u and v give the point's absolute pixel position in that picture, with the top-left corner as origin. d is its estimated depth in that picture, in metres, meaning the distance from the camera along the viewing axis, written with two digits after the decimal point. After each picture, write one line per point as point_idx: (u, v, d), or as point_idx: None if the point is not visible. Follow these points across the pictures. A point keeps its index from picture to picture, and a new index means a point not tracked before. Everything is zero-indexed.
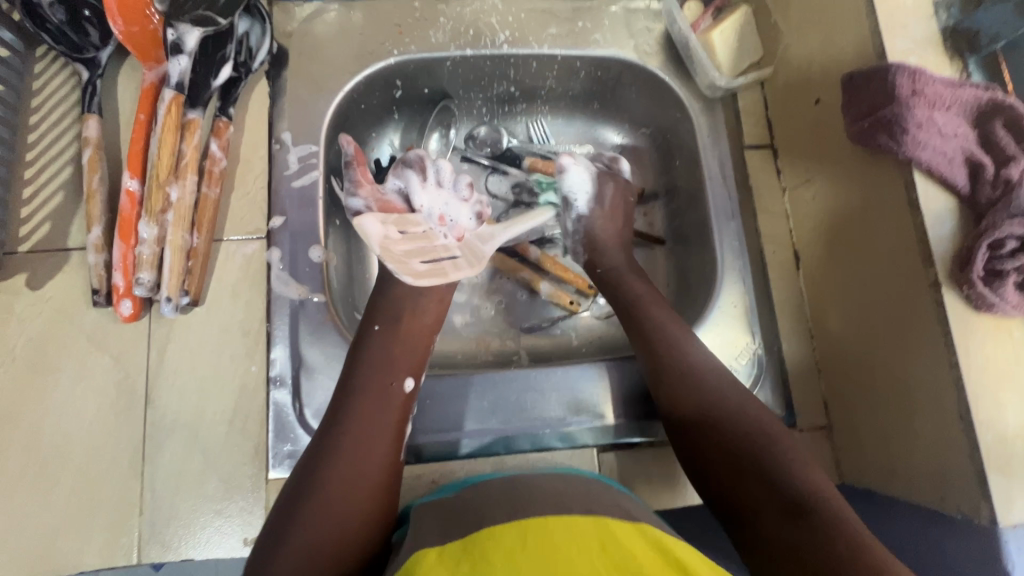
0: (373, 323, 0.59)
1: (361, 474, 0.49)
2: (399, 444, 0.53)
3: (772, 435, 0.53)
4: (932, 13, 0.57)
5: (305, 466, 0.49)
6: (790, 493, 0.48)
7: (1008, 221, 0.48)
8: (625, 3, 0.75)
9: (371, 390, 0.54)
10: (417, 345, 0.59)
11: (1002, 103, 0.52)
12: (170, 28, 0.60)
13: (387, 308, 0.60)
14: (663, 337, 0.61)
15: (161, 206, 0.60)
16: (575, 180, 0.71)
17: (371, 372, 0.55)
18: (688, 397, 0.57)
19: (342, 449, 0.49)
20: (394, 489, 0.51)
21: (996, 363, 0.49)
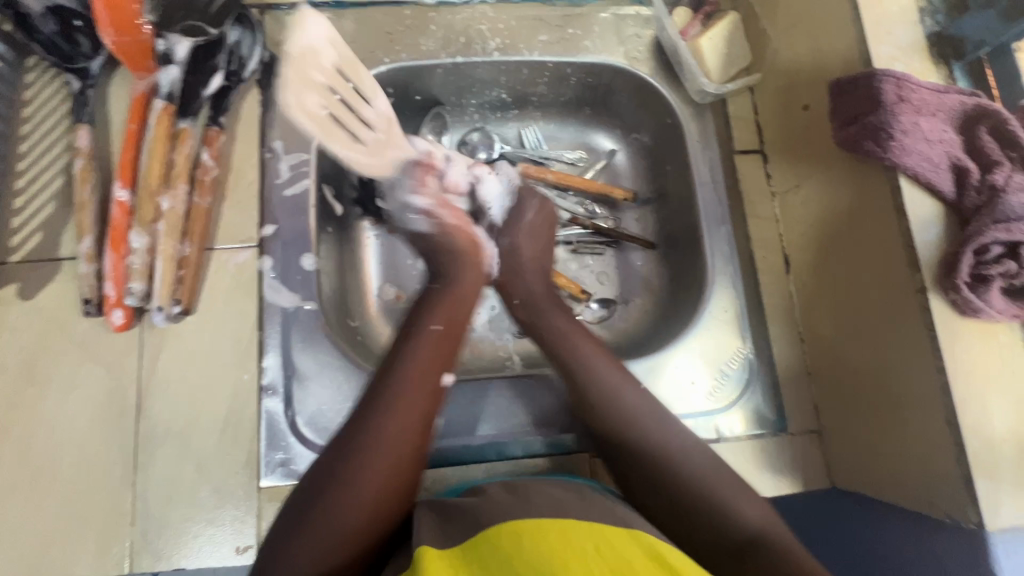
0: (431, 322, 0.56)
1: (397, 467, 0.48)
2: (432, 435, 0.53)
3: (709, 474, 0.53)
4: (917, 20, 0.57)
5: (336, 451, 0.48)
6: (740, 536, 0.50)
7: (993, 228, 0.48)
8: (615, 10, 0.76)
9: (415, 379, 0.51)
10: (457, 341, 0.57)
11: (986, 109, 0.53)
12: (161, 38, 0.62)
13: (440, 308, 0.57)
14: (601, 397, 0.58)
15: (153, 216, 0.60)
16: (490, 189, 0.69)
17: (416, 366, 0.52)
18: (627, 445, 0.56)
19: (380, 440, 0.48)
20: (421, 476, 0.51)
21: (982, 369, 0.50)
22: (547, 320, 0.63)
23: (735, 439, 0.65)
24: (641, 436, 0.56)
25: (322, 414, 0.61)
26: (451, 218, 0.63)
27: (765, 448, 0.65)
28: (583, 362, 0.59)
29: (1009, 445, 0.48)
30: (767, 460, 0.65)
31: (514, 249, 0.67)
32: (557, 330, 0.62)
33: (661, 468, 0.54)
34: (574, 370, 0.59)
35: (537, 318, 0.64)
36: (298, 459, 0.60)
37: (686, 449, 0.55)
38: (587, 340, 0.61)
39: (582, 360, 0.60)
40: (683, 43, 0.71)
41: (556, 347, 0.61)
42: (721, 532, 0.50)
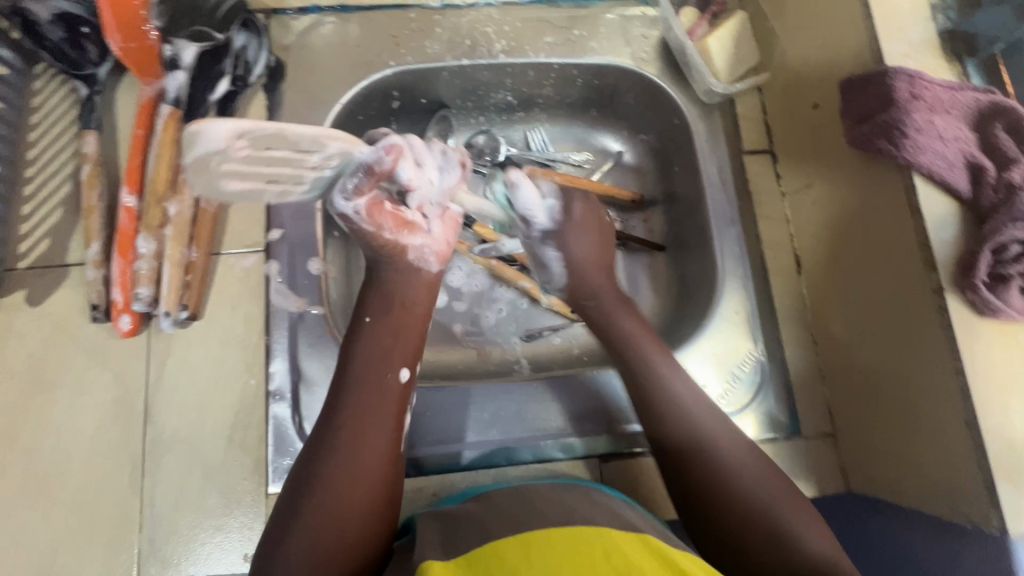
0: (363, 315, 0.56)
1: (361, 469, 0.48)
2: (399, 433, 0.52)
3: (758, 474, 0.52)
4: (930, 16, 0.56)
5: (301, 465, 0.49)
6: (801, 553, 0.46)
7: (1010, 225, 0.47)
8: (621, 11, 0.75)
9: (365, 382, 0.52)
10: (413, 333, 0.57)
11: (1002, 105, 0.52)
12: (168, 43, 0.62)
13: (378, 300, 0.57)
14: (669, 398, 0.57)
15: (160, 221, 0.60)
16: (530, 197, 0.62)
17: (362, 364, 0.53)
18: (692, 457, 0.54)
19: (337, 443, 0.48)
20: (395, 479, 0.50)
21: (1004, 370, 0.48)
22: (618, 327, 0.63)
23: None
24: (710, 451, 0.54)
25: None
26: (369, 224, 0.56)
27: (777, 452, 0.64)
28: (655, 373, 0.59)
29: None
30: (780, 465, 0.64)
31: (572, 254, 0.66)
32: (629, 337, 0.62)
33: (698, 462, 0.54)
34: (649, 381, 0.59)
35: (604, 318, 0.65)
36: None
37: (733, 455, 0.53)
38: (649, 336, 0.62)
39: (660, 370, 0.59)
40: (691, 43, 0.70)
41: (631, 360, 0.61)
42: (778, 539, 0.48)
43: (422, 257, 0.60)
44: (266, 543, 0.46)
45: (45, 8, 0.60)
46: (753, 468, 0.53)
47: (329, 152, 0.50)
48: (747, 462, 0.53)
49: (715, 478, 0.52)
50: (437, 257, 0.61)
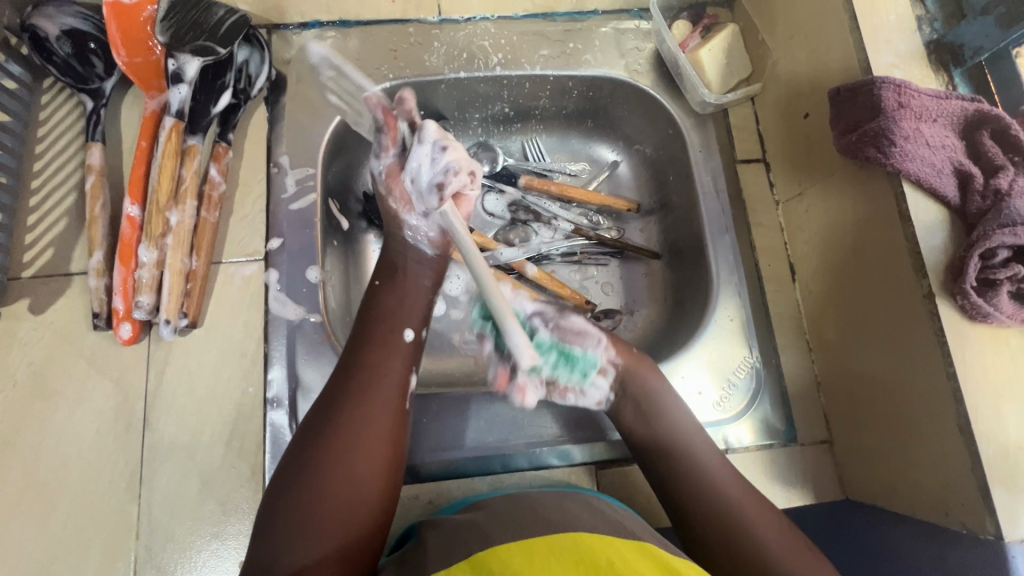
0: (373, 280, 0.59)
1: (372, 428, 0.49)
2: (406, 395, 0.53)
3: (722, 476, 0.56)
4: (915, 28, 0.58)
5: (310, 421, 0.50)
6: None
7: (999, 231, 0.48)
8: (616, 24, 0.77)
9: (375, 342, 0.54)
10: (423, 301, 0.59)
11: (987, 113, 0.53)
12: (172, 58, 0.63)
13: (385, 268, 0.60)
14: (682, 441, 0.59)
15: (161, 230, 0.61)
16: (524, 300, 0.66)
17: (374, 327, 0.55)
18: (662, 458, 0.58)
19: (348, 402, 0.50)
20: (401, 439, 0.51)
21: (994, 375, 0.49)
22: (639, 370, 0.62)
23: (743, 450, 0.64)
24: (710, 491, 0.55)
25: None
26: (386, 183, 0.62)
27: (774, 460, 0.64)
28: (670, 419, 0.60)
29: None
30: (777, 473, 0.64)
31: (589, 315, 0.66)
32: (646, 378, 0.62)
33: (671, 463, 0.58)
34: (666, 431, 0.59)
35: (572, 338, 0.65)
36: None
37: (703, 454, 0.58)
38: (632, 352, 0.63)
39: (671, 417, 0.60)
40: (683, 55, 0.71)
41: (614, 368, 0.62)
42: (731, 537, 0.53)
43: (417, 235, 0.61)
44: (269, 496, 0.47)
45: (54, 25, 0.62)
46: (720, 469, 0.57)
47: (371, 103, 0.63)
48: (734, 485, 0.56)
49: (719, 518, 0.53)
50: (431, 241, 0.61)
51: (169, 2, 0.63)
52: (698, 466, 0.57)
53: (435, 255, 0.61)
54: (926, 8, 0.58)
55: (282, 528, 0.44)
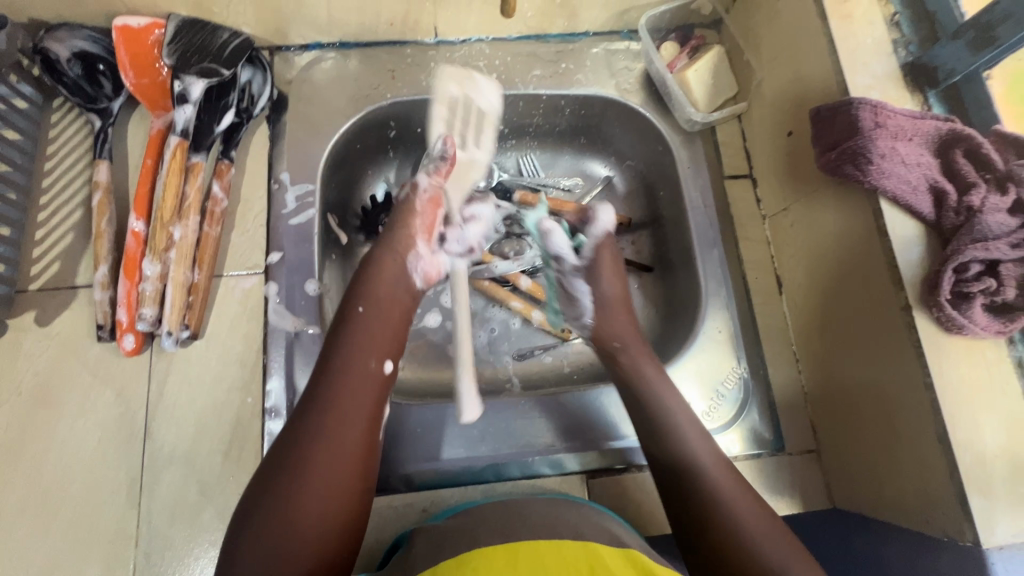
0: (356, 304, 0.58)
1: (341, 455, 0.49)
2: (377, 423, 0.53)
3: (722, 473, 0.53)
4: (891, 51, 0.60)
5: (280, 445, 0.50)
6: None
7: (971, 246, 0.50)
8: (606, 45, 0.79)
9: (349, 368, 0.54)
10: (398, 328, 0.59)
11: (960, 133, 0.55)
12: (178, 80, 0.65)
13: (369, 290, 0.59)
14: (682, 459, 0.55)
15: (164, 245, 0.63)
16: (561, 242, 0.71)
17: (350, 353, 0.55)
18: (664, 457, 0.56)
19: (319, 426, 0.49)
20: (371, 465, 0.51)
21: (971, 385, 0.50)
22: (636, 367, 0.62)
23: (733, 459, 0.65)
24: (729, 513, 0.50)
25: None
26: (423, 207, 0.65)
27: (762, 469, 0.65)
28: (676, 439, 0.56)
29: (1000, 461, 0.49)
30: (765, 482, 0.65)
31: (601, 292, 0.68)
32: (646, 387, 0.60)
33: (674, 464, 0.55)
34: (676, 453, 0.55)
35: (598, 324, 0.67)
36: None
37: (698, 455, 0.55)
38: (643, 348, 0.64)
39: (675, 439, 0.56)
40: (670, 76, 0.74)
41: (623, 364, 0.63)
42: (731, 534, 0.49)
43: (417, 262, 0.64)
44: (240, 517, 0.47)
45: (65, 47, 0.65)
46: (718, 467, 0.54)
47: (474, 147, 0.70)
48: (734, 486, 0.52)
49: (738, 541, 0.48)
50: (425, 277, 0.65)
51: (175, 26, 0.66)
52: (709, 487, 0.52)
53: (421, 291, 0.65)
54: (901, 32, 0.61)
55: (246, 555, 0.45)
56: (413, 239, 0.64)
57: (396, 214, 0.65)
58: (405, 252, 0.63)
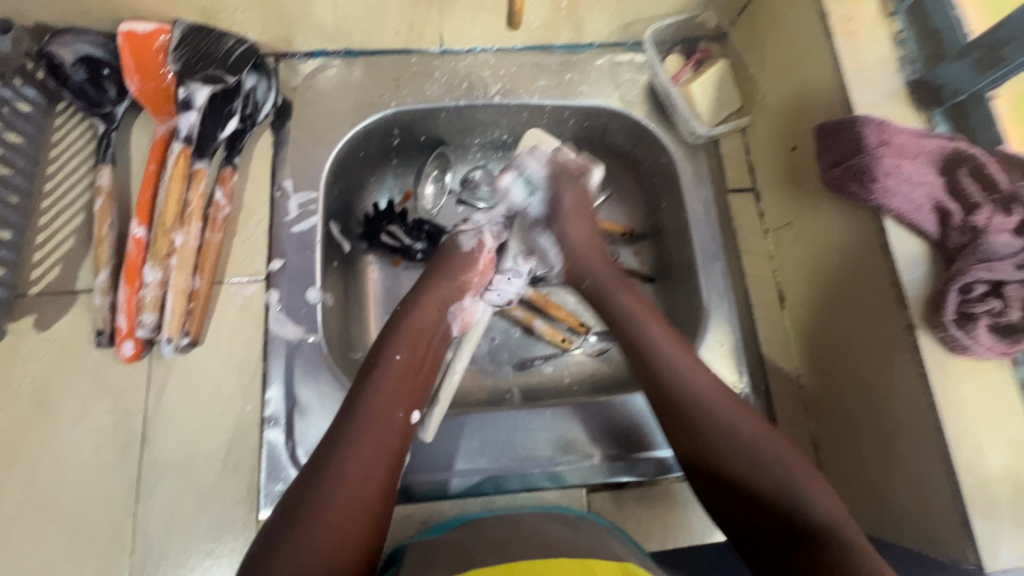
0: (395, 352, 0.58)
1: (362, 503, 0.48)
2: (396, 473, 0.53)
3: (769, 443, 0.52)
4: (896, 69, 0.60)
5: (299, 487, 0.49)
6: (807, 522, 0.47)
7: (976, 267, 0.50)
8: (611, 56, 0.79)
9: (380, 416, 0.53)
10: (427, 377, 0.60)
11: (965, 152, 0.54)
12: (182, 87, 0.65)
13: (405, 337, 0.60)
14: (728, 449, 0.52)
15: (166, 251, 0.63)
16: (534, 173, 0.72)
17: (377, 400, 0.54)
18: (693, 428, 0.54)
19: (343, 473, 0.49)
20: (387, 514, 0.51)
21: (974, 405, 0.50)
22: (614, 301, 0.65)
23: None
24: (740, 451, 0.52)
25: None
26: (484, 261, 0.68)
27: None
28: (661, 358, 0.58)
29: (1004, 483, 0.48)
30: None
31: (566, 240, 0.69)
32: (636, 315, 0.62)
33: (714, 445, 0.53)
34: (660, 368, 0.58)
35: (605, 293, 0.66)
36: None
37: (746, 431, 0.53)
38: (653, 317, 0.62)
39: (710, 415, 0.54)
40: (654, 58, 0.76)
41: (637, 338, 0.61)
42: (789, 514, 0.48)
43: (458, 309, 0.66)
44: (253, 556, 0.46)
45: (69, 52, 0.64)
46: (762, 437, 0.52)
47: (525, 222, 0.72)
48: (787, 456, 0.51)
49: (749, 483, 0.51)
50: (461, 322, 0.66)
51: (180, 32, 0.65)
52: (751, 459, 0.51)
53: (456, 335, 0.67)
54: (906, 50, 0.61)
55: None
56: (463, 291, 0.66)
57: (457, 257, 0.67)
58: (451, 299, 0.65)
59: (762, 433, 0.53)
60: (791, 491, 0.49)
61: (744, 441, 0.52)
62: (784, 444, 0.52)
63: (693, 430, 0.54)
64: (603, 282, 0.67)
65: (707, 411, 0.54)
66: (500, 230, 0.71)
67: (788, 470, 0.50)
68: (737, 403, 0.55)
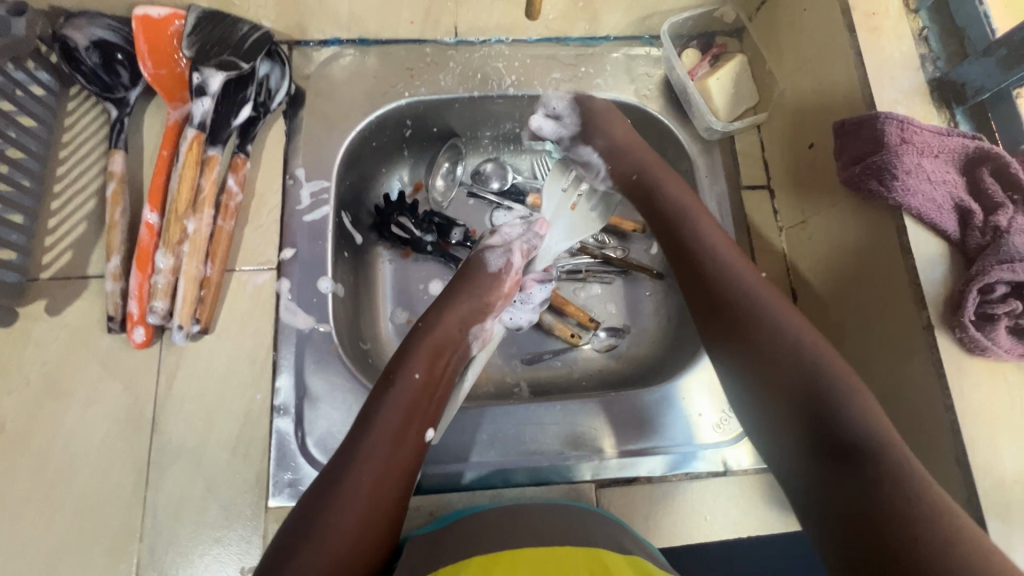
0: (413, 371, 0.58)
1: (369, 526, 0.48)
2: (408, 490, 0.53)
3: (808, 352, 0.52)
4: (919, 66, 0.59)
5: (313, 497, 0.49)
6: (848, 438, 0.47)
7: (997, 267, 0.49)
8: (626, 49, 0.78)
9: (394, 436, 0.53)
10: (444, 392, 0.60)
11: (988, 151, 0.54)
12: (196, 72, 0.65)
13: (422, 355, 0.60)
14: (771, 344, 0.54)
15: (178, 237, 0.63)
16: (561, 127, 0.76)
17: (393, 416, 0.54)
18: (734, 318, 0.57)
19: (357, 493, 0.49)
20: (397, 529, 0.51)
21: (991, 408, 0.50)
22: (664, 192, 0.68)
23: (741, 472, 0.65)
24: (779, 353, 0.53)
25: (333, 436, 0.62)
26: (506, 282, 0.67)
27: (770, 485, 0.65)
28: (716, 259, 0.60)
29: (1019, 486, 0.48)
30: (772, 496, 0.65)
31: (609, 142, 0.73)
32: (682, 212, 0.65)
33: (758, 348, 0.54)
34: (703, 263, 0.61)
35: (654, 193, 0.68)
36: (306, 480, 0.60)
37: (784, 333, 0.54)
38: (701, 214, 0.65)
39: (754, 315, 0.56)
40: (671, 49, 0.74)
41: (677, 228, 0.65)
42: (831, 433, 0.48)
43: (478, 331, 0.66)
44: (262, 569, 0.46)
45: (83, 35, 0.64)
46: (799, 345, 0.53)
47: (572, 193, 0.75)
48: (838, 367, 0.51)
49: (794, 390, 0.51)
50: (480, 342, 0.67)
51: (196, 17, 0.65)
52: (801, 362, 0.52)
53: (478, 357, 0.67)
54: (930, 47, 0.60)
55: None
56: (483, 317, 0.66)
57: (483, 278, 0.66)
58: (471, 322, 0.65)
59: (811, 335, 0.53)
60: (830, 398, 0.49)
61: (787, 342, 0.53)
62: (822, 344, 0.53)
63: (740, 330, 0.56)
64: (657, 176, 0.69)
65: (755, 305, 0.56)
66: (527, 248, 0.70)
67: (836, 392, 0.49)
68: (783, 309, 0.56)
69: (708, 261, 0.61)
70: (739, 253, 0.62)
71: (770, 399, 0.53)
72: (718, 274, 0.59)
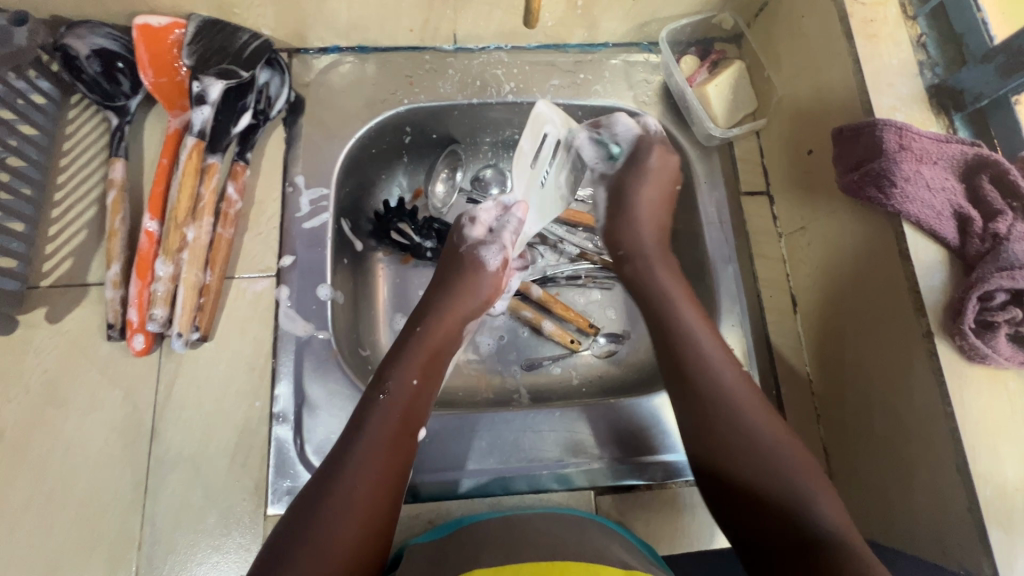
0: (410, 376, 0.58)
1: (365, 533, 0.48)
2: (402, 492, 0.53)
3: (780, 447, 0.52)
4: (917, 72, 0.60)
5: (305, 500, 0.49)
6: (813, 534, 0.46)
7: (997, 275, 0.49)
8: (625, 56, 0.79)
9: (390, 441, 0.53)
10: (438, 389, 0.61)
11: (987, 158, 0.54)
12: (196, 80, 0.65)
13: (420, 357, 0.60)
14: (743, 436, 0.53)
15: (178, 245, 0.63)
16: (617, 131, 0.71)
17: (389, 421, 0.54)
18: (712, 405, 0.55)
19: (353, 498, 0.49)
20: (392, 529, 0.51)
21: (992, 415, 0.50)
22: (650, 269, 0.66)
23: None
24: (748, 446, 0.52)
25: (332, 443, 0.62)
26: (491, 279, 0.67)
27: None
28: (692, 339, 0.58)
29: (1022, 495, 0.48)
30: None
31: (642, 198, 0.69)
32: (661, 290, 0.63)
33: (732, 439, 0.53)
34: (681, 344, 0.58)
35: (641, 267, 0.66)
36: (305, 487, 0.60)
37: (756, 425, 0.53)
38: (682, 290, 0.63)
39: (727, 406, 0.54)
40: (670, 56, 0.74)
41: (659, 302, 0.62)
42: (798, 527, 0.47)
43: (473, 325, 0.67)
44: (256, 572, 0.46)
45: (85, 44, 0.64)
46: (771, 437, 0.52)
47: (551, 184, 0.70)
48: (805, 465, 0.51)
49: (761, 480, 0.50)
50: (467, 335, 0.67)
51: (196, 26, 0.65)
52: (770, 456, 0.51)
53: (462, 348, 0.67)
54: (928, 53, 0.61)
55: None
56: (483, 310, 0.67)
57: (482, 279, 0.67)
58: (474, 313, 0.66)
59: (784, 434, 0.53)
60: (798, 497, 0.49)
61: (757, 436, 0.52)
62: (789, 443, 0.52)
63: (716, 420, 0.54)
64: (645, 255, 0.67)
65: (733, 399, 0.55)
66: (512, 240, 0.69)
67: (800, 486, 0.49)
68: (757, 402, 0.55)
69: (687, 344, 0.58)
70: (716, 335, 0.60)
71: (735, 488, 0.52)
72: (696, 360, 0.57)
